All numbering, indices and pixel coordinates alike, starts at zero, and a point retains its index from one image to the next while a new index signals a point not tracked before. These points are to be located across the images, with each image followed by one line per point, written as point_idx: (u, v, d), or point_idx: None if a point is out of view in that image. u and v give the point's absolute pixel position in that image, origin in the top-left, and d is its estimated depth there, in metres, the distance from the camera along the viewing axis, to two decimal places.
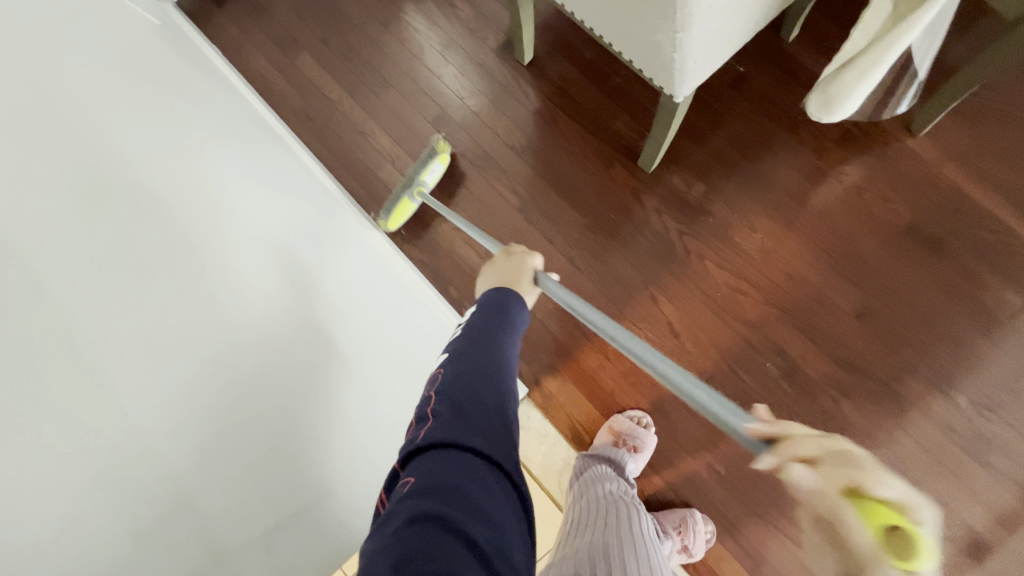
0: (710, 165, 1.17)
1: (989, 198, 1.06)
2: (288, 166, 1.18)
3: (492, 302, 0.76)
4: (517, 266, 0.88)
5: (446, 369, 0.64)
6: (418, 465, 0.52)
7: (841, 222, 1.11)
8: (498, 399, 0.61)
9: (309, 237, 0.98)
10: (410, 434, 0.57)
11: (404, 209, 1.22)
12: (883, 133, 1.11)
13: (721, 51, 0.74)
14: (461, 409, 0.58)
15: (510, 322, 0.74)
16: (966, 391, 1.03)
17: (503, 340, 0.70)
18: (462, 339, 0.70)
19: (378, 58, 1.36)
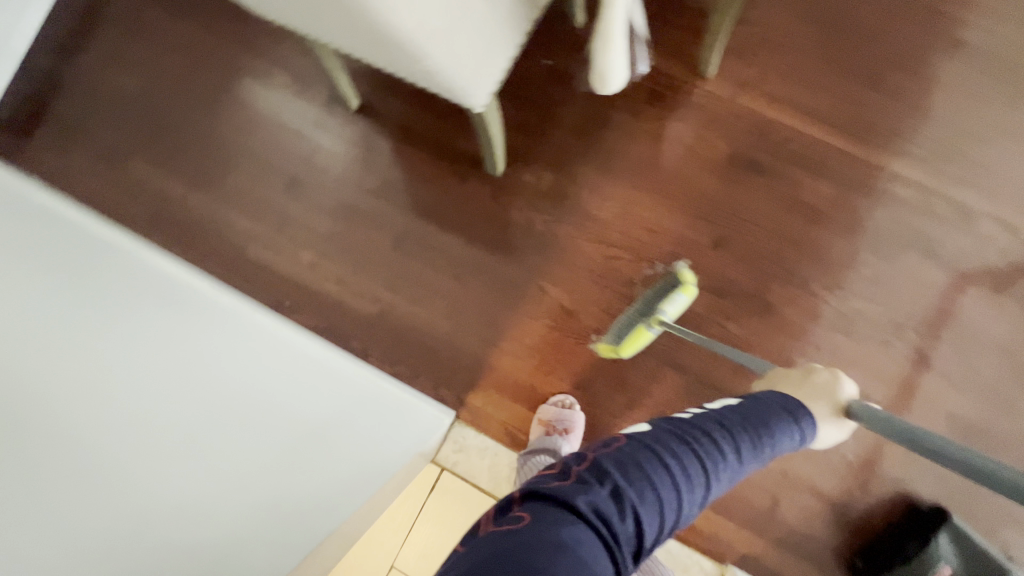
0: (552, 153, 1.24)
1: (784, 112, 1.20)
2: (179, 289, 1.14)
3: (775, 413, 0.72)
4: (829, 377, 0.86)
5: (632, 441, 0.65)
6: (537, 509, 0.57)
7: (678, 170, 1.21)
8: (660, 504, 0.60)
9: (222, 344, 0.95)
10: (551, 475, 0.63)
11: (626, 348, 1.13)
12: (683, 83, 1.23)
13: (487, 67, 0.78)
14: (618, 486, 0.59)
15: (756, 439, 0.68)
16: (819, 280, 1.17)
17: (728, 450, 0.65)
18: (686, 425, 0.67)
19: (212, 144, 1.35)
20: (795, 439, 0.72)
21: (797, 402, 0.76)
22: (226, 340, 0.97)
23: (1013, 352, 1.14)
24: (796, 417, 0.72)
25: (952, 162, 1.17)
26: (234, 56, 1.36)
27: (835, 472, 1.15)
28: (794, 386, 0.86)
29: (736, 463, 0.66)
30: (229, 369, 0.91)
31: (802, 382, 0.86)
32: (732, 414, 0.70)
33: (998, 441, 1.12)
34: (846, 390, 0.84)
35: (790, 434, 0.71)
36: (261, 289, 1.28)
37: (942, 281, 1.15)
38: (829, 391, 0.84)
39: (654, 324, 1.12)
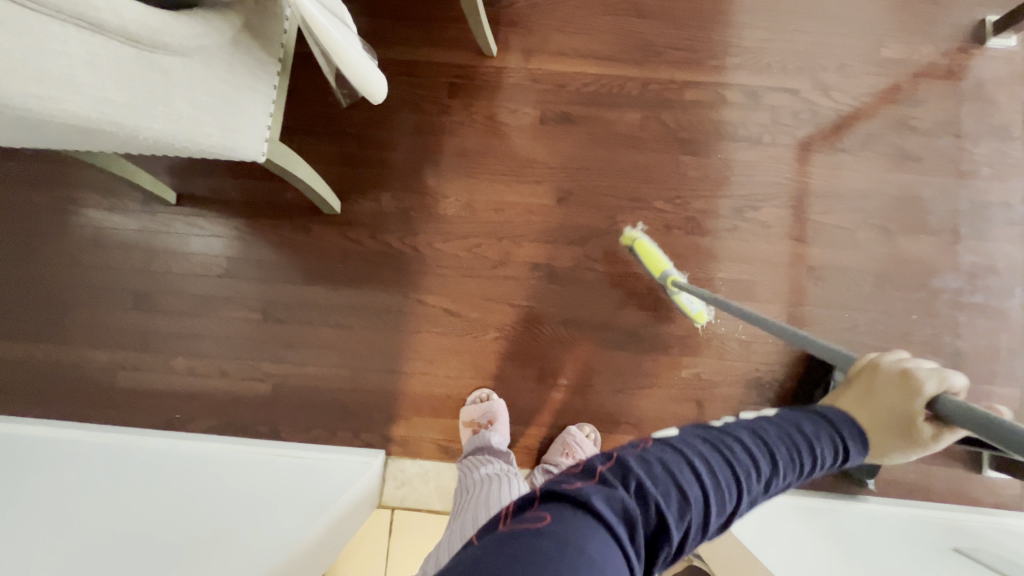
0: (382, 174, 1.26)
1: (573, 63, 1.28)
2: (75, 450, 1.06)
3: (833, 428, 0.55)
4: (905, 383, 0.59)
5: (662, 443, 0.52)
6: (561, 510, 0.46)
7: (501, 146, 1.26)
8: (689, 513, 0.47)
9: (124, 499, 0.91)
10: (571, 473, 0.51)
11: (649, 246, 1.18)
12: (476, 68, 1.28)
13: (248, 119, 0.75)
14: (642, 487, 0.47)
15: (805, 451, 0.52)
16: (659, 196, 1.25)
17: (768, 463, 0.51)
18: (720, 429, 0.53)
19: (35, 290, 1.25)
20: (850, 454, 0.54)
21: (841, 421, 0.56)
22: (131, 494, 0.92)
23: (837, 195, 1.26)
24: (858, 431, 0.55)
25: (726, 54, 1.29)
26: (26, 195, 1.27)
27: (740, 357, 1.22)
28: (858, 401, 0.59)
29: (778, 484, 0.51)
30: (130, 518, 0.86)
31: (868, 387, 0.60)
32: (776, 420, 0.55)
33: (856, 274, 1.24)
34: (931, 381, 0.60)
35: (842, 448, 0.54)
36: (145, 413, 1.21)
37: (759, 158, 1.27)
38: (890, 404, 0.57)
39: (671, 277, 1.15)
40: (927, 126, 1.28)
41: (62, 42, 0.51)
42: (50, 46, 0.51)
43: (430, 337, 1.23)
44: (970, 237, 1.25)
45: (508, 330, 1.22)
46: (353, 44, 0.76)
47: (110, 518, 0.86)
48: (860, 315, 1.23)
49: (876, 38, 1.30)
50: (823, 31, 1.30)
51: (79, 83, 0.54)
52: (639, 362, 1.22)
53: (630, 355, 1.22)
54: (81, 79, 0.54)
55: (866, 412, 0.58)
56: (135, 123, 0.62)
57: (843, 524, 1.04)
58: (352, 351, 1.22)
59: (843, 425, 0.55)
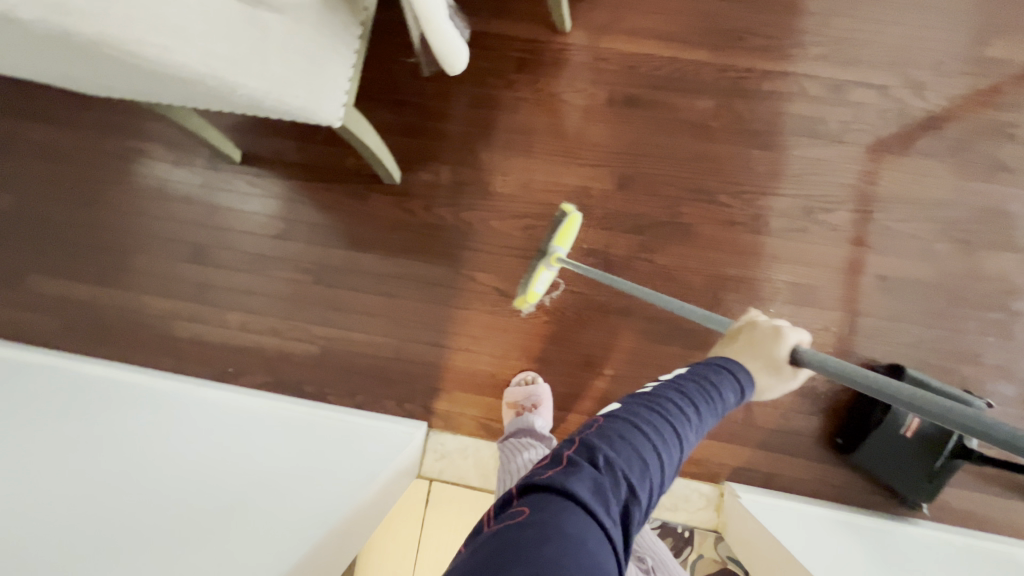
0: (442, 147, 1.25)
1: (646, 44, 1.23)
2: (132, 395, 1.11)
3: (731, 375, 0.64)
4: (772, 334, 0.75)
5: (610, 417, 0.56)
6: (539, 499, 0.47)
7: (565, 126, 1.23)
8: (648, 470, 0.51)
9: (180, 446, 0.95)
10: (540, 466, 0.52)
11: (575, 220, 1.13)
12: (545, 43, 1.24)
13: (327, 83, 0.74)
14: (608, 459, 0.50)
15: (713, 395, 0.61)
16: (725, 189, 1.20)
17: (695, 414, 0.58)
18: (651, 393, 0.59)
19: (103, 237, 1.30)
20: (742, 393, 0.65)
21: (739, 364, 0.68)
22: (172, 442, 0.97)
23: (918, 202, 1.19)
24: (743, 374, 0.66)
25: (812, 42, 1.21)
26: (99, 143, 1.31)
27: None
28: (740, 350, 0.73)
29: (704, 428, 0.58)
30: (186, 464, 0.91)
31: (749, 343, 0.75)
32: (687, 375, 0.63)
33: (930, 288, 1.17)
34: (790, 339, 0.75)
35: (738, 388, 0.64)
36: (199, 364, 1.26)
37: (836, 157, 1.20)
38: (767, 351, 0.73)
39: (552, 261, 1.12)
40: None
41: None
42: None
43: (478, 314, 1.22)
44: None
45: (557, 314, 1.21)
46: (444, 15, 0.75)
47: (166, 463, 0.90)
48: (929, 330, 1.16)
49: (979, 35, 1.20)
50: (920, 24, 1.21)
51: (192, 34, 0.57)
52: (688, 359, 1.19)
53: (679, 351, 1.20)
54: (192, 30, 0.57)
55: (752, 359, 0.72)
56: (233, 80, 0.62)
57: (895, 546, 1.01)
58: (400, 321, 1.23)
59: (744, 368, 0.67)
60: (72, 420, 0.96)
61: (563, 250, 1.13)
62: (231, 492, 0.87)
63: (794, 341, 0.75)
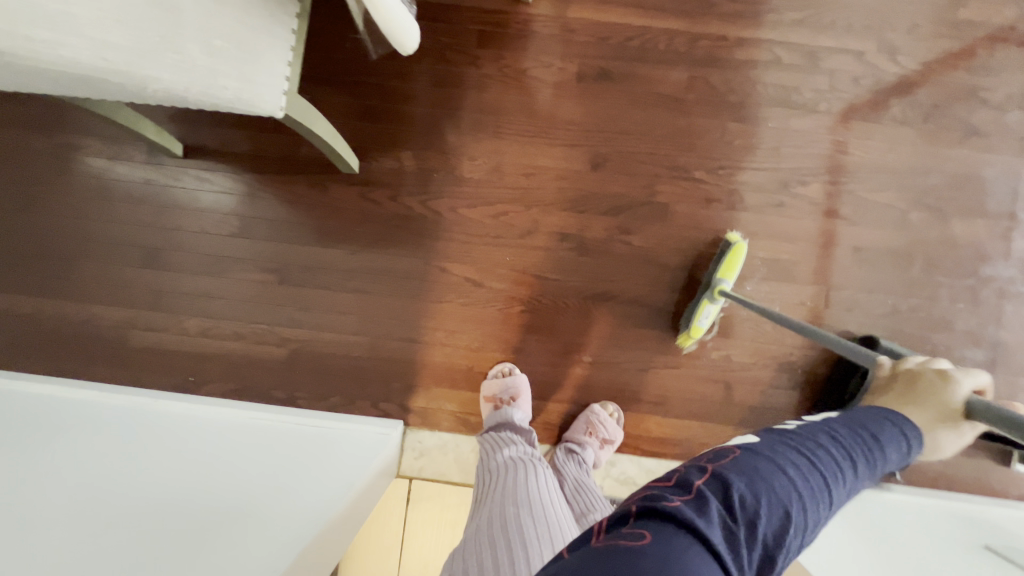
0: (403, 131, 1.17)
1: (615, 13, 1.16)
2: (90, 412, 1.04)
3: (892, 424, 0.55)
4: (936, 377, 0.62)
5: (750, 450, 0.49)
6: (661, 529, 0.43)
7: (533, 104, 1.16)
8: (792, 528, 0.45)
9: (152, 465, 0.90)
10: (662, 487, 0.48)
11: (739, 249, 1.09)
12: (508, 15, 1.16)
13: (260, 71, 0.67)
14: (743, 501, 0.44)
15: (875, 449, 0.52)
16: (701, 165, 1.16)
17: (852, 465, 0.49)
18: (801, 433, 0.51)
19: (40, 243, 1.20)
20: (906, 450, 0.54)
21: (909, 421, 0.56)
22: (158, 461, 0.91)
23: (893, 171, 1.17)
24: (908, 427, 0.55)
25: (786, 7, 1.16)
26: (25, 139, 1.19)
27: (773, 339, 1.17)
28: (903, 399, 0.60)
29: (859, 484, 0.50)
30: (158, 484, 0.86)
31: (911, 388, 0.61)
32: (849, 421, 0.54)
33: (904, 258, 1.17)
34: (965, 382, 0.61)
35: (906, 445, 0.54)
36: (158, 375, 1.19)
37: (812, 127, 1.17)
38: (937, 397, 0.59)
39: (717, 295, 1.09)
40: (998, 99, 1.17)
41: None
42: None
43: (451, 307, 1.18)
44: None
45: (533, 303, 1.17)
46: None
47: (135, 484, 0.85)
48: (903, 301, 1.17)
49: None
50: None
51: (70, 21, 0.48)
52: (667, 341, 1.18)
53: (658, 334, 1.18)
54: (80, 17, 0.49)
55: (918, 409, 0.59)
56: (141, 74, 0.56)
57: (864, 512, 1.04)
58: (369, 318, 1.18)
59: (906, 420, 0.55)
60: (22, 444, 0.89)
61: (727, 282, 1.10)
62: (204, 511, 0.83)
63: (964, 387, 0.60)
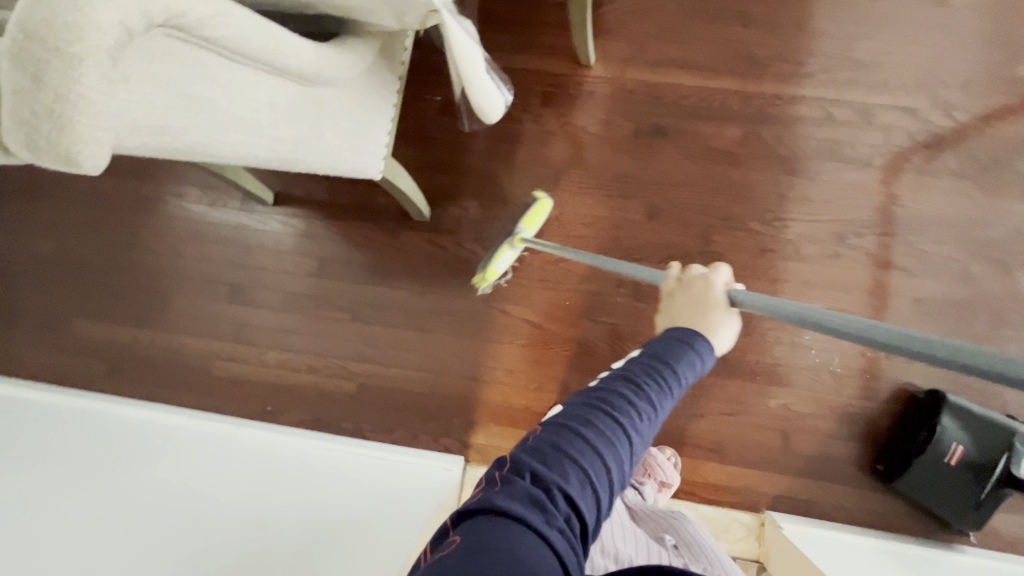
0: (471, 182, 1.26)
1: (670, 75, 1.23)
2: (186, 438, 1.14)
3: (678, 350, 0.66)
4: (701, 282, 0.78)
5: (545, 427, 0.56)
6: (479, 519, 0.47)
7: (591, 158, 1.24)
8: (587, 476, 0.52)
9: (245, 487, 0.99)
10: (477, 488, 0.52)
11: (544, 207, 1.17)
12: (569, 77, 1.25)
13: (377, 100, 0.76)
14: (536, 472, 0.51)
15: (660, 377, 0.62)
16: (756, 216, 1.20)
17: (636, 402, 0.58)
18: (592, 392, 0.60)
19: (142, 279, 1.33)
20: (698, 362, 0.66)
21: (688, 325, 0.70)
22: (248, 483, 1.00)
23: (953, 224, 1.18)
24: (692, 339, 0.67)
25: (837, 67, 1.21)
26: (138, 188, 1.35)
27: (833, 388, 1.17)
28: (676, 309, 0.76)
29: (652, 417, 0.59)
30: (252, 504, 0.94)
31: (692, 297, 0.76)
32: (633, 362, 0.64)
33: (969, 311, 1.16)
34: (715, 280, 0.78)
35: (697, 364, 0.66)
36: (239, 403, 1.28)
37: (867, 181, 1.19)
38: (704, 297, 0.76)
39: (515, 243, 1.15)
40: None
41: (251, 87, 0.55)
42: (240, 89, 0.55)
43: (511, 348, 1.23)
44: None
45: (590, 346, 1.21)
46: (481, 66, 0.76)
47: (235, 505, 0.94)
48: None
49: (1009, 53, 1.19)
50: (947, 44, 1.20)
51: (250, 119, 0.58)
52: (723, 387, 1.19)
53: (713, 380, 1.19)
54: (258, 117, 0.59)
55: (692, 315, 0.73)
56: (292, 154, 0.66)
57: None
58: (435, 357, 1.24)
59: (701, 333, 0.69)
60: (136, 465, 0.99)
61: (528, 233, 1.17)
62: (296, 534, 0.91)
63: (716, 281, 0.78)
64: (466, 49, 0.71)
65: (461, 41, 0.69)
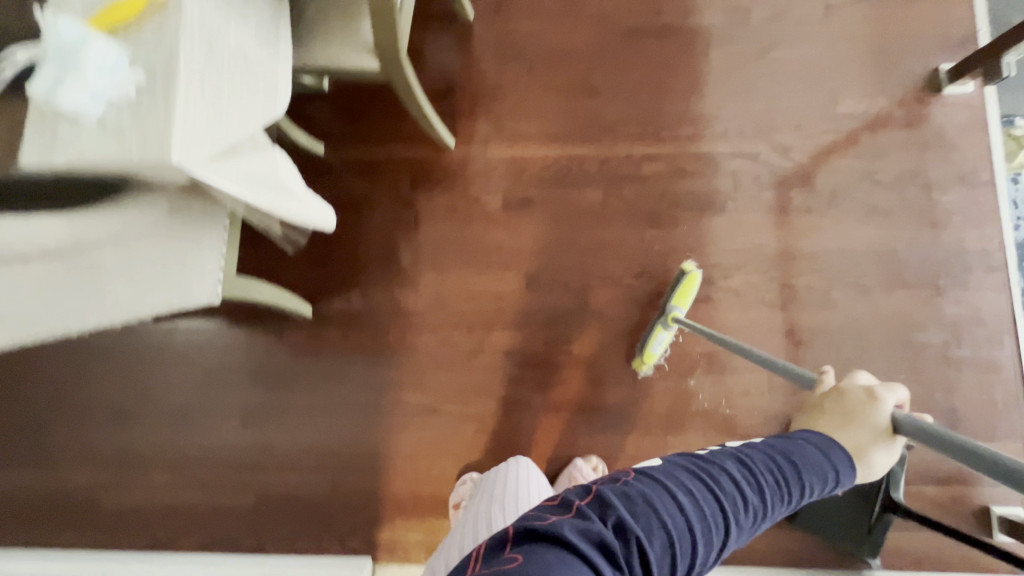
0: (350, 273, 1.27)
1: (528, 148, 1.29)
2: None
3: (814, 454, 0.58)
4: (863, 395, 0.68)
5: (645, 474, 0.52)
6: (533, 548, 0.45)
7: (465, 235, 1.27)
8: (673, 546, 0.48)
9: None
10: (547, 507, 0.51)
11: (694, 279, 1.17)
12: (434, 161, 1.30)
13: (197, 225, 0.75)
14: (622, 521, 0.48)
15: (793, 482, 0.55)
16: (628, 272, 1.24)
17: (761, 497, 0.52)
18: (710, 455, 0.54)
19: (17, 414, 1.27)
20: (840, 471, 0.59)
21: (835, 441, 0.62)
22: None
23: (808, 255, 1.24)
24: (841, 456, 0.60)
25: (680, 123, 1.29)
26: None
27: (726, 428, 1.19)
28: (829, 419, 0.67)
29: (772, 510, 0.53)
30: None
31: (844, 409, 0.67)
32: (766, 448, 0.57)
33: (837, 336, 1.21)
34: (886, 397, 0.67)
35: (826, 473, 0.58)
36: (131, 533, 1.21)
37: (725, 225, 1.25)
38: (867, 418, 0.65)
39: (670, 322, 1.15)
40: (893, 179, 1.25)
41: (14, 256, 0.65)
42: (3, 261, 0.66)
43: (408, 434, 1.22)
44: (952, 290, 1.20)
45: (487, 420, 1.21)
46: (283, 195, 0.75)
47: None
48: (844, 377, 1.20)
49: (832, 93, 1.29)
50: (777, 89, 1.29)
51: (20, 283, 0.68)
52: (622, 444, 1.20)
53: (611, 438, 1.20)
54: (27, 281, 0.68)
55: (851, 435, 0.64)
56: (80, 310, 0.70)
57: None
58: (332, 454, 1.21)
59: (846, 452, 0.61)
60: None
61: (680, 309, 1.17)
62: None
63: (883, 402, 0.67)
64: (252, 187, 0.70)
65: (240, 182, 0.67)
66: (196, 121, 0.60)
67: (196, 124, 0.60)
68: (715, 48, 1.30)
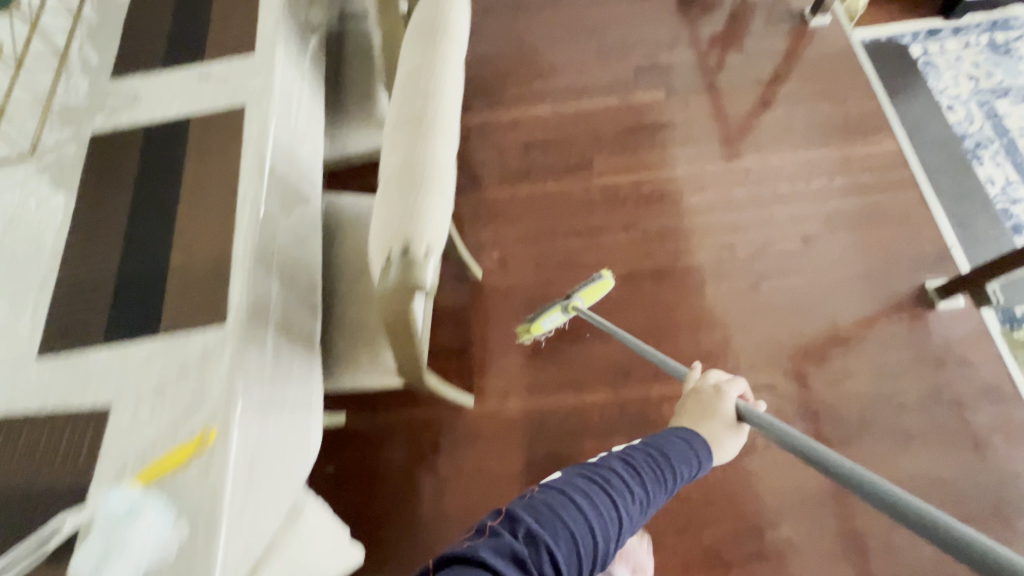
0: (373, 555, 1.20)
1: (546, 399, 1.31)
2: None
3: (678, 447, 0.81)
4: (715, 393, 0.93)
5: (547, 489, 0.70)
6: (456, 570, 0.57)
7: (491, 500, 1.22)
8: (577, 541, 0.65)
9: None
10: (469, 536, 0.65)
11: (604, 284, 1.32)
12: (454, 420, 1.30)
13: None
14: (529, 531, 0.63)
15: (666, 467, 0.78)
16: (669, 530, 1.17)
17: (637, 484, 0.73)
18: (596, 465, 0.75)
19: None
20: (706, 465, 0.83)
21: (698, 435, 0.86)
22: None
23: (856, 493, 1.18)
24: (700, 447, 0.83)
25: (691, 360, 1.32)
26: None
27: None
28: (693, 417, 0.91)
29: (656, 501, 0.75)
30: None
31: (703, 409, 0.92)
32: (638, 448, 0.79)
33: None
34: (732, 392, 0.94)
35: (698, 462, 0.82)
36: None
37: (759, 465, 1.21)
38: (716, 406, 0.91)
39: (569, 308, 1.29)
40: (917, 400, 1.24)
41: None
42: None
43: None
44: (1017, 518, 1.14)
45: None
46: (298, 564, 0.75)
47: None
48: None
49: (831, 317, 1.34)
50: (778, 317, 1.35)
51: None
52: None
53: None
54: None
55: (703, 428, 0.89)
56: None
57: None
58: None
59: (704, 441, 0.85)
60: None
61: (581, 302, 1.32)
62: None
63: (731, 399, 0.92)
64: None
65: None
66: (236, 550, 0.61)
67: (235, 560, 0.60)
68: (711, 287, 1.38)
